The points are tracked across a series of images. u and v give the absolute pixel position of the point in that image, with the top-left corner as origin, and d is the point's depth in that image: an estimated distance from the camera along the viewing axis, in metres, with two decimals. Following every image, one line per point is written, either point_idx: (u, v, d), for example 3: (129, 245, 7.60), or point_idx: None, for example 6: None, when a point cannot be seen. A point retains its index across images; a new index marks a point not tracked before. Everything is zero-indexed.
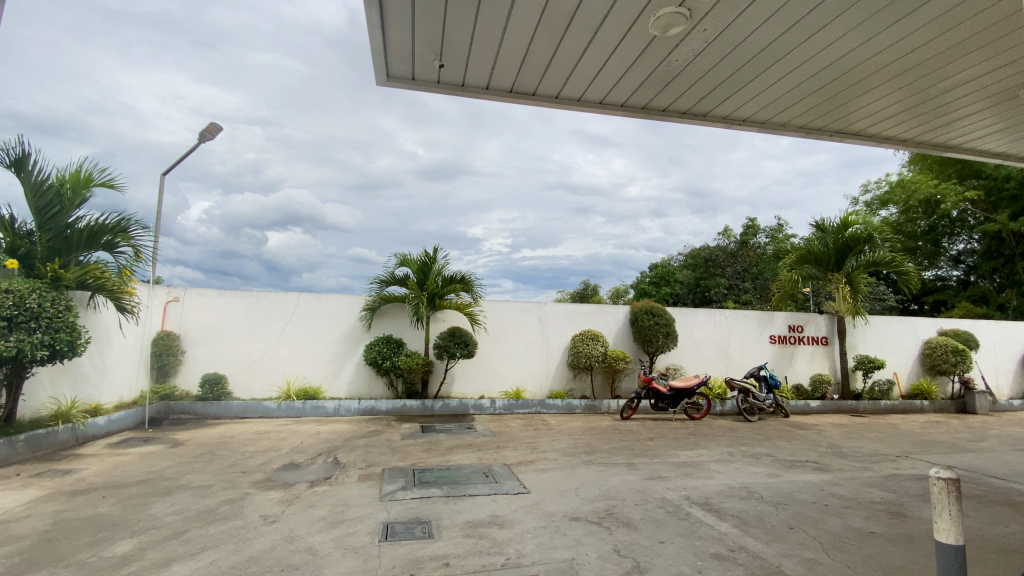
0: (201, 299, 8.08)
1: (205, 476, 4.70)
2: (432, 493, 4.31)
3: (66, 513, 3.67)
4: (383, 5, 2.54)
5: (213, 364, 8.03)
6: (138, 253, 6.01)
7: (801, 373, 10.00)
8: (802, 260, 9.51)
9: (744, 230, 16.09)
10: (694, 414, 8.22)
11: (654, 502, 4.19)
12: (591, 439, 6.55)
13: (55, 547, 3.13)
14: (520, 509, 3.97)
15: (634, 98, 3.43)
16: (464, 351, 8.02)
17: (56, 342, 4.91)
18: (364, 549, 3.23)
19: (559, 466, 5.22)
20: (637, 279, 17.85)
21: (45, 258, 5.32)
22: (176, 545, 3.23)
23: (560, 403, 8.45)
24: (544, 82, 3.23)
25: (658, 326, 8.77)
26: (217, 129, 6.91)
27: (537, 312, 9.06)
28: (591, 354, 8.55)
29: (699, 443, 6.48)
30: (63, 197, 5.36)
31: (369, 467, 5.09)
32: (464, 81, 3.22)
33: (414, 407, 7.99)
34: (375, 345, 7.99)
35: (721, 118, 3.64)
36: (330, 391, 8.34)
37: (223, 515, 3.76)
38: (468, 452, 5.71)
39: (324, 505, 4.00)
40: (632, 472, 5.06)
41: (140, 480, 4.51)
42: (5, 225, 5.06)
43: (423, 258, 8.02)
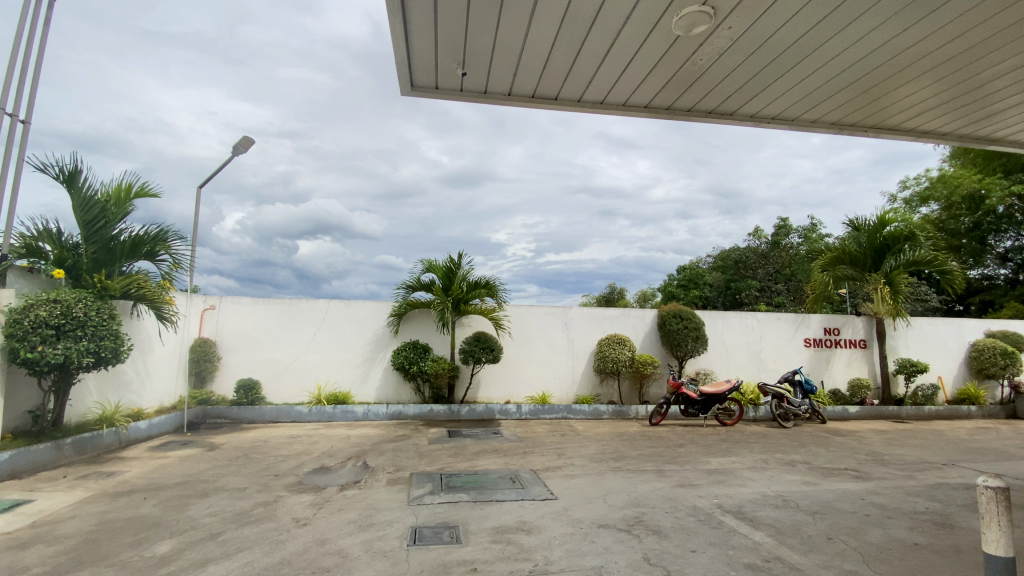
0: (236, 307, 8.34)
1: (239, 479, 4.84)
2: (460, 498, 4.33)
3: (110, 514, 3.84)
4: (406, 15, 2.59)
5: (248, 370, 8.28)
6: (177, 262, 6.25)
7: (837, 378, 9.65)
8: (836, 260, 9.19)
9: (776, 230, 15.65)
10: (727, 420, 7.99)
11: (685, 510, 4.10)
12: (620, 445, 6.46)
13: (98, 548, 3.27)
14: (548, 515, 3.94)
15: (658, 100, 3.39)
16: (489, 355, 8.05)
17: (101, 349, 5.14)
18: (393, 553, 3.26)
19: (586, 472, 5.16)
20: (665, 282, 17.59)
21: (91, 269, 5.57)
22: (212, 546, 3.33)
23: (587, 409, 8.36)
24: (566, 86, 3.23)
25: (687, 330, 8.60)
26: (249, 142, 7.13)
27: (562, 316, 9.02)
28: (618, 358, 8.44)
29: (732, 450, 6.32)
30: (107, 211, 5.60)
31: (397, 471, 5.14)
32: (486, 88, 3.25)
33: (440, 412, 8.07)
34: (402, 350, 8.09)
35: (748, 117, 3.56)
36: (359, 396, 8.48)
37: (257, 517, 3.86)
38: (495, 458, 5.70)
39: (354, 509, 4.07)
40: (662, 479, 4.97)
41: (179, 482, 4.68)
42: (53, 237, 5.32)
43: (448, 264, 8.10)
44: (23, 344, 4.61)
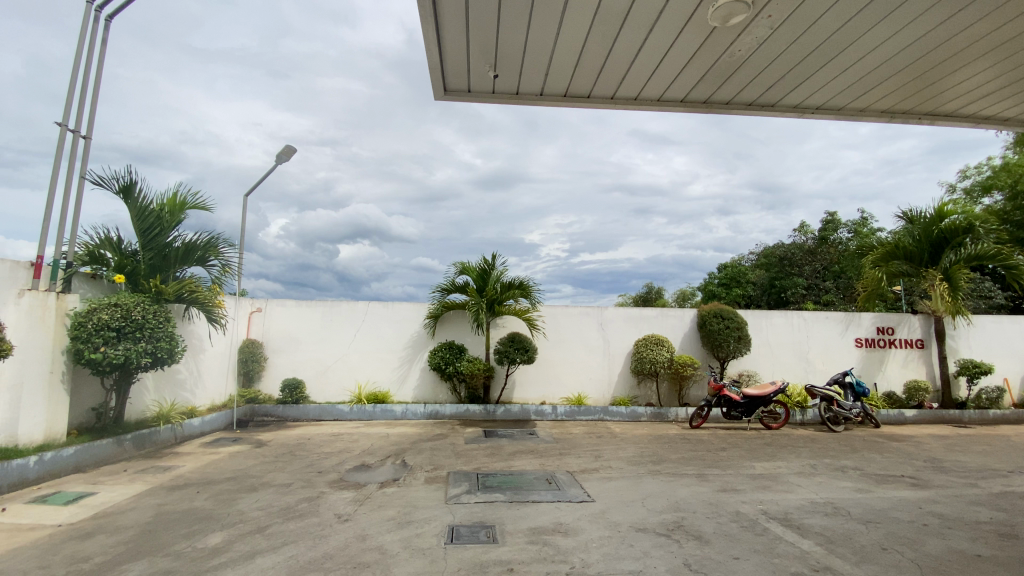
0: (281, 309, 8.68)
1: (285, 474, 5.03)
2: (496, 498, 4.35)
3: (166, 507, 4.06)
4: (439, 20, 2.63)
5: (292, 370, 8.59)
6: (226, 267, 6.56)
7: (892, 380, 9.15)
8: (889, 256, 8.72)
9: (823, 225, 14.90)
10: (772, 424, 7.69)
11: (727, 515, 3.98)
12: (658, 448, 6.33)
13: (156, 538, 3.46)
14: (585, 517, 3.91)
15: (695, 94, 3.29)
16: (524, 356, 8.06)
17: (158, 350, 5.46)
18: (431, 550, 3.31)
19: (624, 475, 5.08)
20: (705, 281, 17.14)
21: (148, 274, 5.91)
22: (260, 539, 3.47)
23: (625, 411, 8.23)
24: (599, 84, 3.19)
25: (729, 330, 8.34)
26: (291, 150, 7.41)
27: (598, 316, 8.93)
28: (656, 360, 8.25)
29: (777, 454, 6.08)
30: (162, 219, 5.94)
31: (435, 470, 5.22)
32: (518, 89, 3.25)
33: (476, 412, 8.15)
34: (438, 351, 8.21)
35: (790, 108, 3.41)
36: (397, 396, 8.66)
37: (302, 512, 4.00)
38: (531, 458, 5.71)
39: (393, 506, 4.16)
40: (703, 483, 4.84)
41: (228, 477, 4.90)
42: (114, 245, 5.69)
43: (482, 265, 8.16)
44: (87, 345, 4.94)
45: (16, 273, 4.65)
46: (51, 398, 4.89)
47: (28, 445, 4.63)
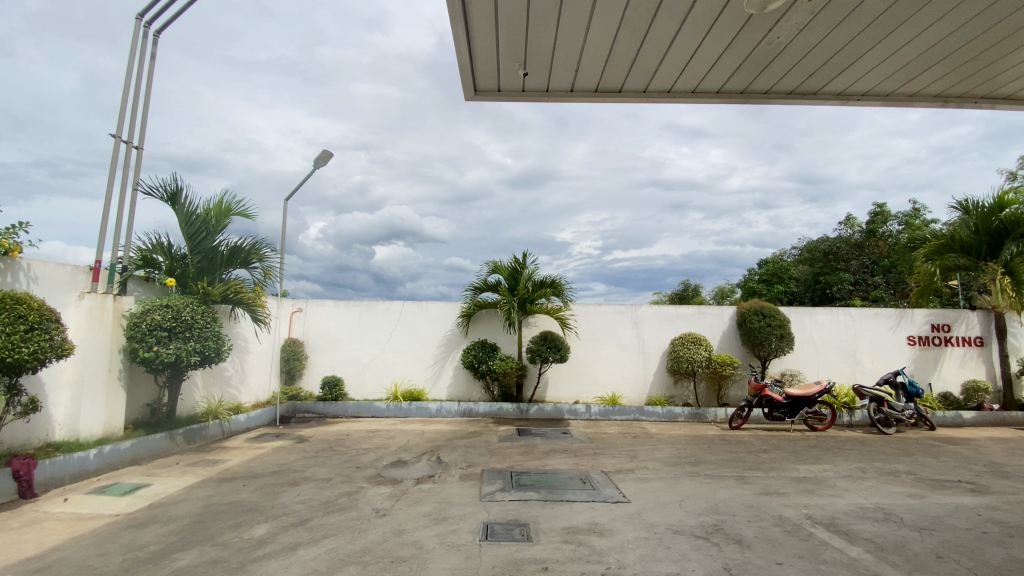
0: (320, 309, 8.96)
1: (325, 469, 5.18)
2: (530, 496, 4.37)
3: (215, 499, 4.26)
4: (468, 20, 2.65)
5: (332, 368, 8.86)
6: (268, 270, 6.81)
7: (947, 379, 8.65)
8: (943, 248, 8.23)
9: (871, 217, 14.19)
10: (817, 425, 7.41)
11: (769, 519, 3.86)
12: (696, 448, 6.20)
13: (206, 528, 3.64)
14: (620, 518, 3.87)
15: (731, 84, 3.18)
16: (556, 355, 8.03)
17: (206, 349, 5.72)
18: (466, 547, 3.35)
19: (660, 476, 5.00)
20: (745, 278, 16.65)
21: (196, 276, 6.20)
22: (302, 532, 3.59)
23: (661, 411, 8.08)
24: (631, 77, 3.13)
25: (770, 328, 8.06)
26: (328, 155, 7.62)
27: (632, 314, 8.81)
28: (693, 359, 8.05)
29: (823, 457, 5.85)
30: (208, 224, 6.20)
31: (469, 467, 5.28)
32: (548, 86, 3.24)
33: (510, 411, 8.18)
34: (471, 349, 8.29)
35: (833, 95, 3.26)
36: (432, 393, 8.79)
37: (341, 506, 4.12)
38: (565, 457, 5.69)
39: (429, 502, 4.23)
40: (743, 486, 4.71)
41: (272, 471, 5.10)
42: (165, 249, 5.99)
43: (513, 264, 8.17)
44: (141, 345, 5.24)
45: (76, 277, 4.97)
46: (110, 393, 5.22)
47: (89, 439, 4.97)
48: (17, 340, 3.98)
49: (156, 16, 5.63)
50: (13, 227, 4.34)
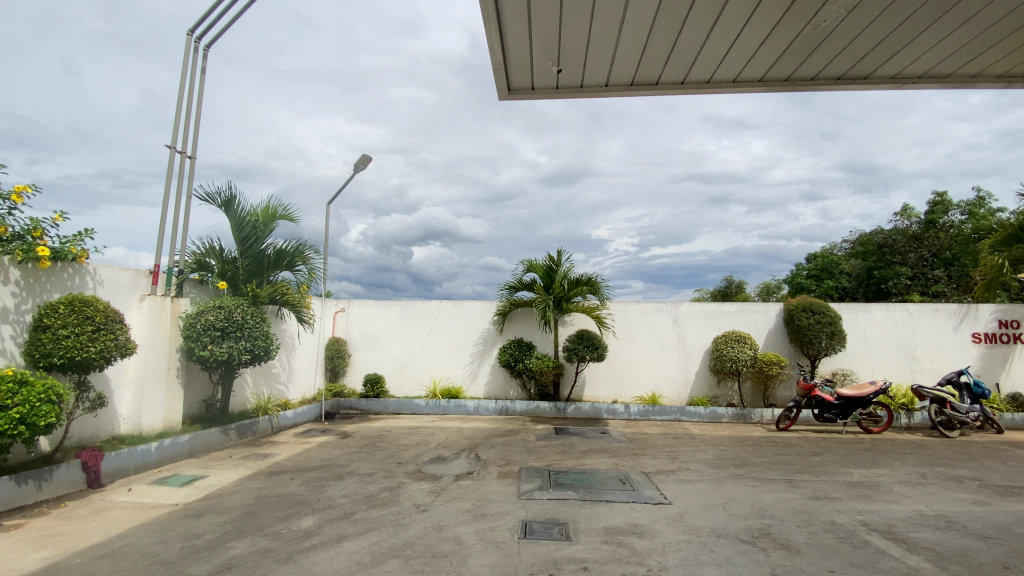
0: (362, 309, 9.22)
1: (368, 464, 5.34)
2: (569, 496, 4.35)
3: (265, 491, 4.46)
4: (501, 21, 2.67)
5: (373, 366, 9.11)
6: (313, 271, 7.05)
7: (1017, 380, 8.04)
8: (1011, 239, 7.62)
9: (930, 207, 13.34)
10: (872, 427, 7.06)
11: (820, 525, 3.71)
12: (741, 450, 6.01)
13: (257, 519, 3.81)
14: (661, 520, 3.80)
15: (774, 72, 3.06)
16: (594, 354, 7.96)
17: (256, 347, 5.96)
18: (505, 544, 3.38)
19: (703, 478, 4.88)
20: (791, 273, 15.93)
21: (246, 279, 6.50)
22: (347, 525, 3.71)
23: (703, 411, 7.88)
24: (668, 69, 3.06)
25: (820, 325, 7.73)
26: (367, 159, 7.82)
27: (672, 312, 8.63)
28: (737, 358, 7.80)
29: (879, 461, 5.56)
30: (256, 228, 6.48)
31: (508, 465, 5.31)
32: (583, 82, 3.22)
33: (547, 410, 8.17)
34: (507, 348, 8.33)
35: (886, 79, 3.08)
36: (470, 392, 8.89)
37: (384, 500, 4.23)
38: (604, 457, 5.64)
39: (468, 499, 4.28)
40: (791, 489, 4.54)
41: (318, 465, 5.29)
42: (217, 253, 6.30)
43: (549, 262, 8.14)
44: (197, 344, 5.54)
45: (137, 281, 5.31)
46: (169, 390, 5.55)
47: (150, 432, 5.31)
48: (85, 340, 4.31)
49: (206, 31, 5.93)
50: (80, 235, 4.65)
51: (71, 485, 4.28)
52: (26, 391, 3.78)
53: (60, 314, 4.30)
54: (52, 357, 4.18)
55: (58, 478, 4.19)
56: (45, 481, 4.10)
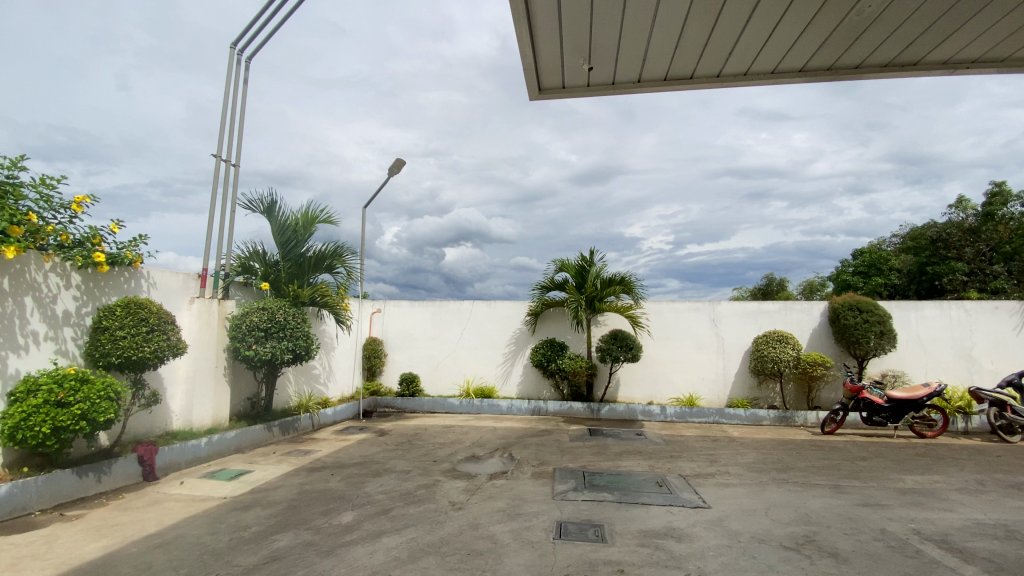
0: (398, 310, 9.40)
1: (405, 462, 5.44)
2: (604, 498, 4.31)
3: (307, 486, 4.61)
4: (531, 22, 2.68)
5: (409, 366, 9.27)
6: (350, 273, 7.23)
7: None
8: None
9: (987, 198, 12.28)
10: (926, 432, 6.71)
11: (869, 533, 3.55)
12: (783, 454, 5.82)
13: (300, 513, 3.94)
14: (700, 524, 3.72)
15: (816, 61, 2.94)
16: (628, 354, 7.85)
17: (297, 347, 6.14)
18: (540, 544, 3.38)
19: (744, 482, 4.74)
20: (837, 269, 15.36)
21: (288, 281, 6.72)
22: (385, 520, 3.79)
23: (743, 413, 7.66)
24: (703, 62, 2.99)
25: (867, 324, 7.39)
26: (401, 163, 7.96)
27: (709, 312, 8.43)
28: (779, 358, 7.55)
29: (933, 467, 5.27)
30: (297, 233, 6.69)
31: (542, 465, 5.31)
32: (614, 79, 3.19)
33: (581, 410, 8.12)
34: (539, 348, 8.33)
35: (939, 64, 2.91)
36: (503, 391, 8.93)
37: (420, 497, 4.30)
38: (639, 459, 5.56)
39: (503, 498, 4.30)
40: (838, 495, 4.36)
41: (357, 462, 5.42)
42: (260, 256, 6.54)
43: (581, 262, 8.08)
44: (242, 344, 5.77)
45: (187, 284, 5.58)
46: (217, 388, 5.81)
47: (200, 427, 5.58)
48: (140, 340, 4.55)
49: (248, 44, 6.18)
50: (135, 242, 4.92)
51: (128, 477, 4.53)
52: (87, 389, 4.03)
53: (116, 316, 4.56)
54: (110, 356, 4.44)
55: (116, 471, 4.44)
56: (104, 473, 4.35)
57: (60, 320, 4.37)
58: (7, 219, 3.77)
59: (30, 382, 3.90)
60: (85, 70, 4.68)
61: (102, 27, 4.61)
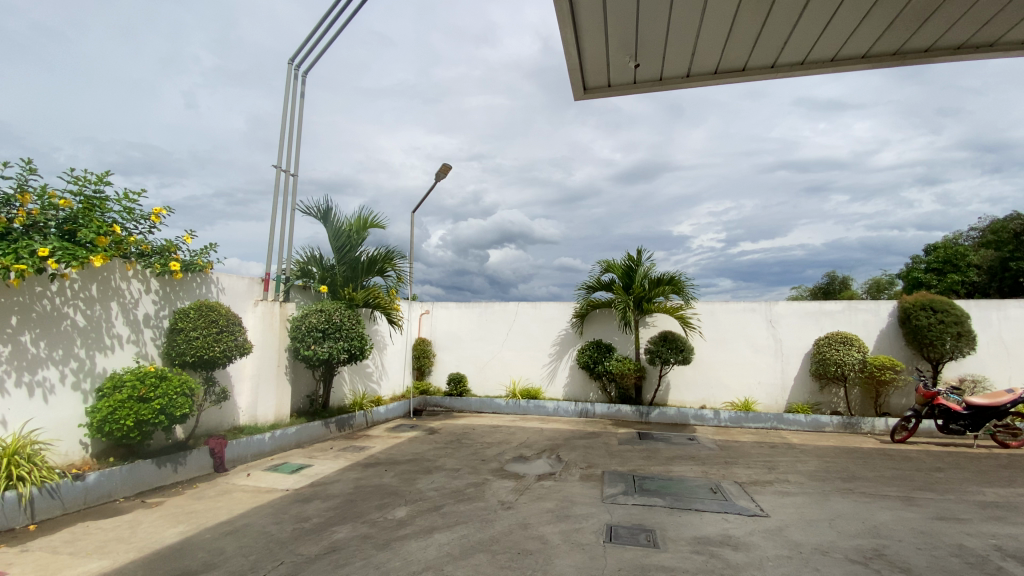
0: (445, 311, 9.59)
1: (455, 460, 5.54)
2: (655, 502, 4.23)
3: (363, 481, 4.79)
4: (577, 22, 2.68)
5: (457, 366, 9.42)
6: (400, 276, 7.44)
7: None
8: None
9: None
10: (1010, 442, 6.13)
11: (945, 548, 3.31)
12: (848, 463, 5.51)
13: (357, 507, 4.10)
14: (758, 533, 3.59)
15: (879, 47, 2.78)
16: (678, 356, 7.66)
17: (352, 347, 6.37)
18: (591, 547, 3.36)
19: (805, 491, 4.53)
20: (908, 267, 14.41)
21: (343, 284, 6.99)
22: (437, 517, 3.88)
23: (804, 419, 7.29)
24: (755, 53, 2.89)
25: (943, 325, 6.88)
26: (447, 168, 8.12)
27: (765, 312, 8.10)
28: (842, 361, 7.15)
29: (1020, 480, 4.84)
30: (351, 238, 6.95)
31: (591, 468, 5.27)
32: (662, 75, 3.13)
33: (629, 413, 7.99)
34: (586, 349, 8.27)
35: (1021, 43, 2.68)
36: (550, 393, 8.91)
37: (470, 495, 4.37)
38: (691, 465, 5.42)
39: (552, 499, 4.30)
40: (910, 508, 4.08)
41: (409, 459, 5.57)
42: (317, 261, 6.86)
43: (628, 262, 7.95)
44: (302, 344, 6.07)
45: (252, 288, 5.93)
46: (279, 386, 6.13)
47: (264, 423, 5.91)
48: (212, 341, 4.88)
49: (304, 59, 6.50)
50: (206, 249, 5.26)
51: (201, 468, 4.86)
52: (165, 385, 4.35)
53: (190, 317, 4.90)
54: (185, 355, 4.78)
55: (190, 462, 4.76)
56: (180, 464, 4.68)
57: (141, 323, 4.74)
58: (94, 230, 4.12)
59: (115, 379, 4.27)
60: (157, 89, 5.04)
61: (172, 50, 4.98)
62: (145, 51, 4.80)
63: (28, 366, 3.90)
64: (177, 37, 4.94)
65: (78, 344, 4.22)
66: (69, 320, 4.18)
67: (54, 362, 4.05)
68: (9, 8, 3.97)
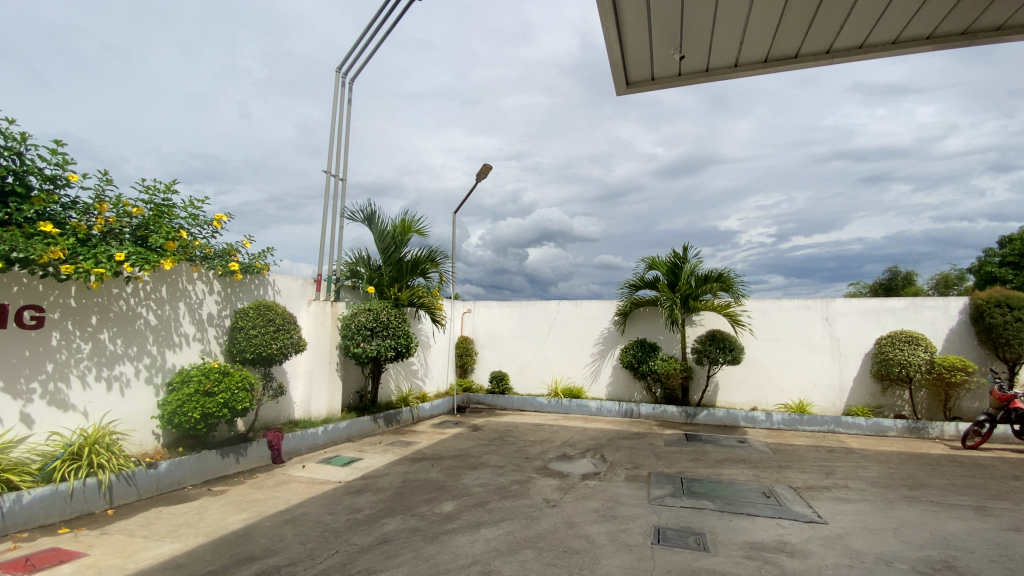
0: (487, 310, 9.69)
1: (498, 457, 5.59)
2: (704, 505, 4.13)
3: (410, 475, 4.91)
4: (619, 17, 2.66)
5: (499, 364, 9.50)
6: (443, 275, 7.59)
7: None
8: None
9: None
10: None
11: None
12: (914, 469, 5.19)
13: (405, 500, 4.21)
14: (815, 540, 3.44)
15: (946, 27, 2.61)
16: (727, 355, 7.43)
17: (398, 345, 6.52)
18: (638, 548, 3.32)
19: (867, 498, 4.30)
20: (979, 261, 13.42)
21: (389, 284, 7.16)
22: (483, 512, 3.94)
23: (865, 423, 6.92)
24: (809, 38, 2.77)
25: (1021, 323, 6.35)
26: (488, 168, 8.19)
27: (821, 310, 7.74)
28: (907, 362, 6.74)
29: None
30: (396, 239, 7.13)
31: (636, 469, 5.20)
32: (708, 66, 3.06)
33: (675, 414, 7.82)
34: (629, 349, 8.16)
35: None
36: (593, 392, 8.85)
37: (515, 492, 4.41)
38: (742, 468, 5.25)
39: (597, 499, 4.28)
40: (985, 519, 3.81)
41: (454, 455, 5.68)
42: (365, 262, 7.09)
43: (673, 259, 7.78)
44: (352, 342, 6.27)
45: (305, 288, 6.22)
46: (330, 382, 6.38)
47: (318, 417, 6.17)
48: (269, 338, 5.13)
49: (350, 67, 6.73)
50: (263, 252, 5.53)
51: (260, 459, 5.12)
52: (227, 380, 4.61)
53: (250, 317, 5.17)
54: (245, 352, 5.05)
55: (251, 453, 5.02)
56: (242, 455, 4.94)
57: (205, 323, 5.04)
58: (164, 236, 4.40)
59: (183, 374, 4.57)
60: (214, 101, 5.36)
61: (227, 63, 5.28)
62: (202, 64, 5.09)
63: (106, 362, 4.22)
64: (233, 50, 5.23)
65: (150, 342, 4.55)
66: (143, 319, 4.50)
67: (130, 358, 4.38)
68: (83, 30, 4.32)
